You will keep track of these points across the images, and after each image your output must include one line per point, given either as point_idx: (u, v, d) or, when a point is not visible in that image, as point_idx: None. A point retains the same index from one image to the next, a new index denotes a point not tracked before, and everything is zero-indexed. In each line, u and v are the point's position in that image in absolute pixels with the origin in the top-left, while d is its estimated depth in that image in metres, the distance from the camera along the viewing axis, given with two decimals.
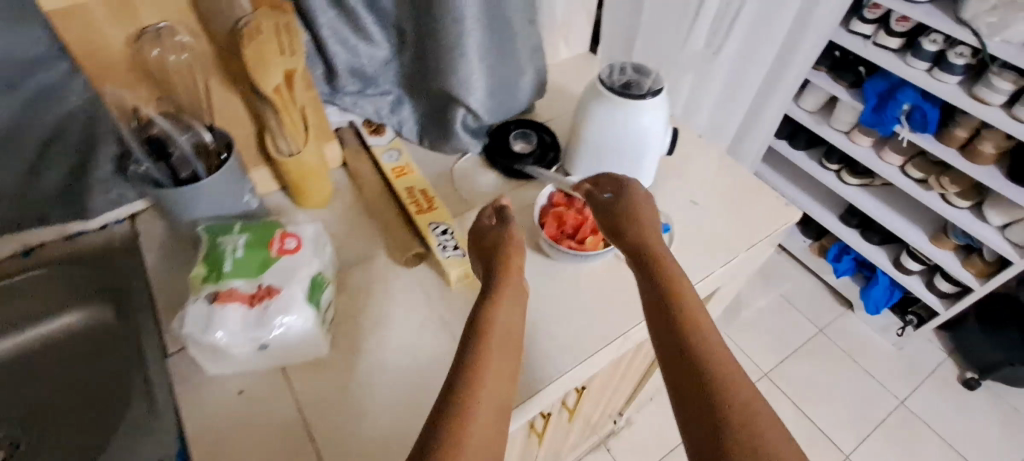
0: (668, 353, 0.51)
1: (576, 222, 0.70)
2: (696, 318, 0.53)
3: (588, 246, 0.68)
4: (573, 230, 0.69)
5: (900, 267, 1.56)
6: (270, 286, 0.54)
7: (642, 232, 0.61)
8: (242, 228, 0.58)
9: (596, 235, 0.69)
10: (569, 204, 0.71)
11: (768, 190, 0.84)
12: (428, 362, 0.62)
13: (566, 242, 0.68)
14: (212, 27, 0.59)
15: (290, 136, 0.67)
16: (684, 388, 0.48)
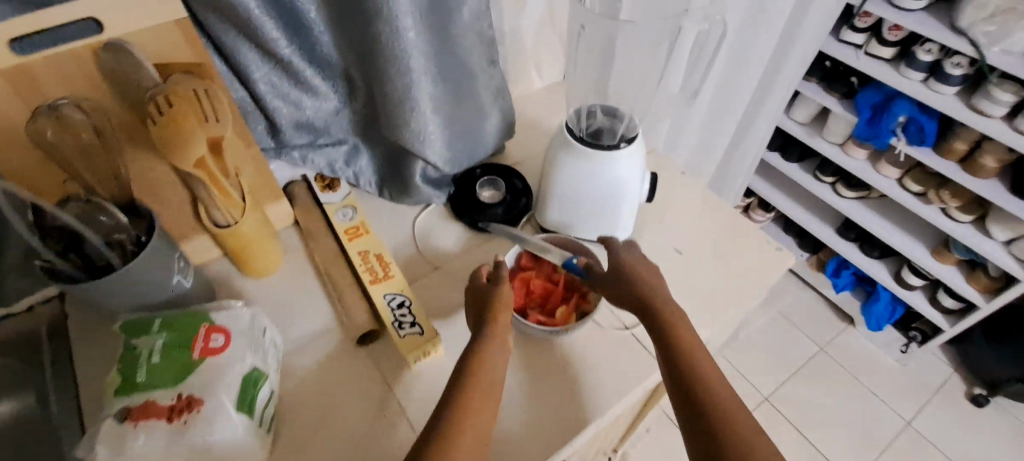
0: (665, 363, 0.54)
1: (545, 291, 0.64)
2: (697, 353, 0.54)
3: (559, 320, 0.62)
4: (542, 302, 0.64)
5: (901, 282, 1.49)
6: (191, 395, 0.48)
7: (638, 279, 0.59)
8: (163, 326, 0.51)
9: (567, 305, 0.63)
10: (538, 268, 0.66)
11: (760, 232, 0.77)
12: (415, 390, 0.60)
13: (535, 315, 0.63)
14: (126, 96, 0.53)
15: (224, 207, 0.60)
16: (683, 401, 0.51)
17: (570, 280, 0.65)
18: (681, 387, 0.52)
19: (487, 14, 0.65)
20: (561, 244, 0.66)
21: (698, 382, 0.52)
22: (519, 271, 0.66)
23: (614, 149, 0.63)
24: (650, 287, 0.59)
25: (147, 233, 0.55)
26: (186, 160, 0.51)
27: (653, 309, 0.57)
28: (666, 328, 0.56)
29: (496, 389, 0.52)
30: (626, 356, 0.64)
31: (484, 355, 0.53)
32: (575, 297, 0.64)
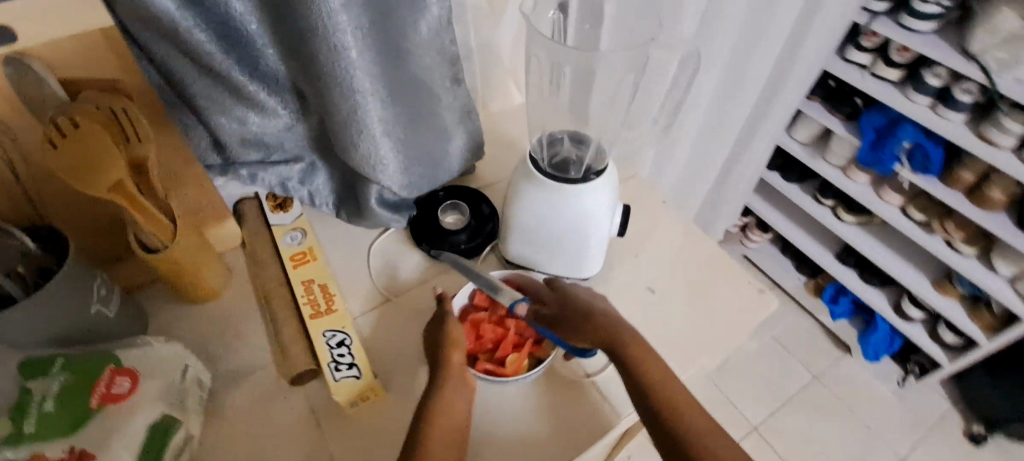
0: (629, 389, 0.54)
1: (496, 336, 0.60)
2: (657, 374, 0.53)
3: (508, 369, 0.58)
4: (493, 347, 0.60)
5: (900, 313, 1.43)
6: (84, 448, 0.44)
7: (598, 319, 0.57)
8: (63, 367, 0.46)
9: (519, 353, 0.59)
10: (491, 308, 0.61)
11: (742, 272, 0.71)
12: (349, 435, 0.56)
13: (483, 363, 0.58)
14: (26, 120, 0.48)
15: (151, 232, 0.55)
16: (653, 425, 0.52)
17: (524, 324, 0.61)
18: (655, 426, 0.51)
19: (448, 31, 0.59)
20: (516, 285, 0.62)
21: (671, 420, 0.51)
22: (471, 311, 0.62)
23: (580, 182, 0.58)
24: (610, 326, 0.56)
25: (57, 262, 0.51)
26: (96, 186, 0.47)
27: (619, 349, 0.55)
28: (638, 369, 0.54)
29: (434, 448, 0.47)
30: (583, 407, 0.59)
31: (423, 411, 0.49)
32: (528, 344, 0.59)
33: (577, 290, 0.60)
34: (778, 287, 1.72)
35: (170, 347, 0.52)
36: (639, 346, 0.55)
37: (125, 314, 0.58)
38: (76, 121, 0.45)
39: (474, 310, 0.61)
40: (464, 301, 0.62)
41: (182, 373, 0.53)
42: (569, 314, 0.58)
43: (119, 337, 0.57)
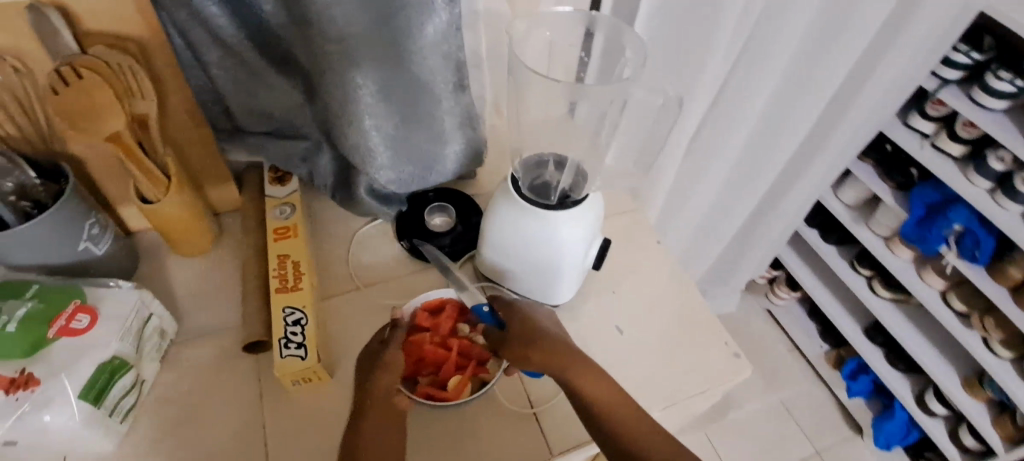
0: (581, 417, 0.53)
1: (438, 357, 0.60)
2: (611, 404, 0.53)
3: (451, 394, 0.58)
4: (435, 371, 0.60)
5: (922, 405, 1.33)
6: (32, 374, 0.48)
7: (544, 345, 0.56)
8: (34, 295, 0.51)
9: (462, 375, 0.59)
10: (433, 329, 0.62)
11: (720, 332, 0.67)
12: (288, 412, 0.57)
13: (424, 387, 0.59)
14: (41, 64, 0.52)
15: (146, 184, 0.58)
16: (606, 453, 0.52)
17: (466, 346, 0.61)
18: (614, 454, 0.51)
19: (455, 37, 0.60)
20: (458, 306, 0.63)
21: (630, 449, 0.51)
22: (413, 332, 0.61)
23: (555, 209, 0.56)
24: (557, 357, 0.55)
25: (53, 198, 0.56)
26: (94, 135, 0.51)
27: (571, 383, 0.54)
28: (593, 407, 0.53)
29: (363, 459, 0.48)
30: (518, 439, 0.58)
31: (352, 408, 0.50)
32: (471, 367, 0.60)
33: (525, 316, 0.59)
34: (797, 350, 1.62)
35: (138, 293, 0.55)
36: (590, 379, 0.54)
37: (114, 251, 0.62)
38: (79, 71, 0.49)
39: (416, 331, 0.61)
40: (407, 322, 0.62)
41: (145, 320, 0.56)
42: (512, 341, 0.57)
43: (107, 274, 0.62)
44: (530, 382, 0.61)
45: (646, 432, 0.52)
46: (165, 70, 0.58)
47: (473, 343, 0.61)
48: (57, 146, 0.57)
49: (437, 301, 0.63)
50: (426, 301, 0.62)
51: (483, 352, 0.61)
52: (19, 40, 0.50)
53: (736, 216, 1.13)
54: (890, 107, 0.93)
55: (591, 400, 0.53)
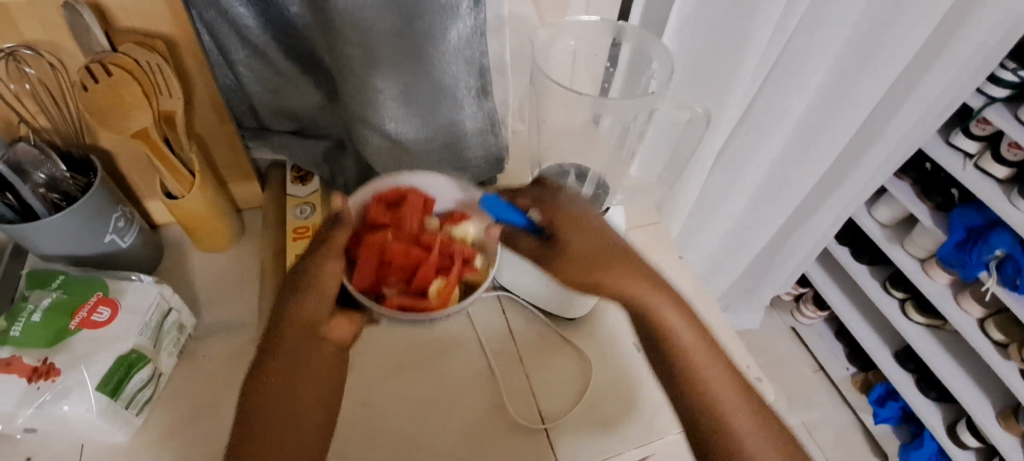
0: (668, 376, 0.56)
1: (409, 261, 0.53)
2: (709, 375, 0.56)
3: (433, 304, 0.52)
4: (406, 276, 0.53)
5: (953, 436, 1.27)
6: (54, 364, 0.49)
7: (621, 277, 0.56)
8: (61, 286, 0.53)
9: (444, 279, 0.52)
10: (394, 226, 0.54)
11: (741, 354, 0.65)
12: None
13: (396, 297, 0.52)
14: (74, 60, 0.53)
15: (171, 180, 0.59)
16: (692, 423, 0.55)
17: (443, 245, 0.53)
18: (687, 412, 0.55)
19: (480, 43, 0.58)
20: (422, 199, 0.55)
21: (722, 422, 0.54)
22: (367, 233, 0.54)
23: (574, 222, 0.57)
24: (636, 289, 0.56)
25: (81, 190, 0.57)
26: (120, 131, 0.53)
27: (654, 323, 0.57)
28: (685, 369, 0.56)
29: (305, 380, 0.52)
30: (525, 452, 0.57)
31: (302, 325, 0.53)
32: (455, 271, 0.53)
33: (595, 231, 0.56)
34: (823, 371, 1.57)
35: (159, 288, 0.55)
36: (673, 319, 0.57)
37: (140, 244, 0.63)
38: (108, 69, 0.50)
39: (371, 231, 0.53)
40: (357, 224, 0.55)
41: (165, 314, 0.56)
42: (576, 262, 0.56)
43: (132, 267, 0.63)
44: (541, 394, 0.60)
45: (735, 406, 0.55)
46: (194, 69, 0.58)
47: (452, 239, 0.54)
48: (89, 140, 0.59)
49: (392, 191, 0.56)
50: (380, 196, 0.55)
51: (466, 248, 0.54)
52: (54, 36, 0.51)
53: (764, 231, 1.10)
54: (931, 124, 0.89)
55: (689, 363, 0.56)
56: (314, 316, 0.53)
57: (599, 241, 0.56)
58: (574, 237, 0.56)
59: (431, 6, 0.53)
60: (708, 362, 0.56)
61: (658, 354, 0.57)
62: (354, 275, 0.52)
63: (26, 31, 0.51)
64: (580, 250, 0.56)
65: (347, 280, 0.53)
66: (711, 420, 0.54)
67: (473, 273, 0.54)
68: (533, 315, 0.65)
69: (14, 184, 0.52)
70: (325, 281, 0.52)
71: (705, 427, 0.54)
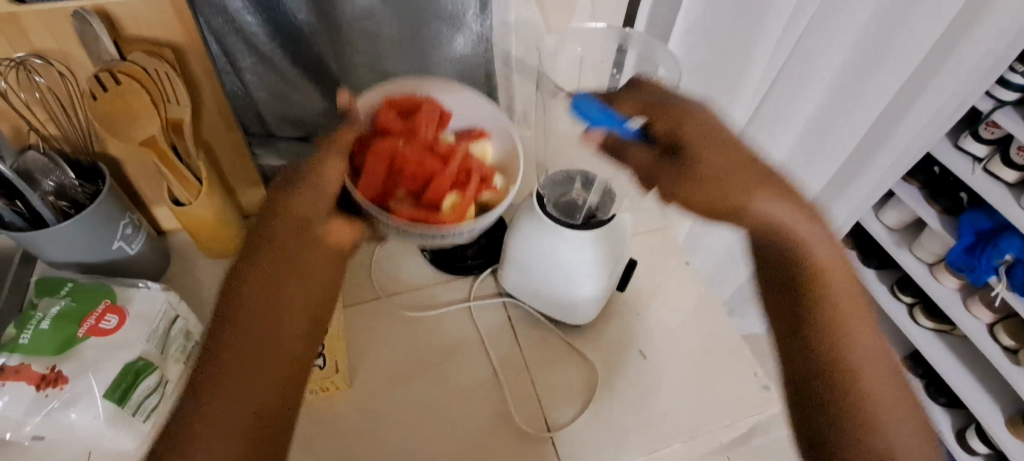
0: (791, 319, 0.49)
1: (424, 171, 0.51)
2: (853, 327, 0.48)
3: (447, 219, 0.51)
4: (418, 188, 0.51)
5: (962, 442, 1.26)
6: (62, 371, 0.49)
7: (757, 195, 0.49)
8: (69, 293, 0.53)
9: (461, 196, 0.51)
10: (408, 134, 0.52)
11: (748, 361, 0.65)
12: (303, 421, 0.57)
13: (407, 210, 0.51)
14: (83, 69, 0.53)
15: (178, 187, 0.59)
16: (816, 368, 0.47)
17: (460, 161, 0.53)
18: (812, 356, 0.47)
19: (484, 51, 0.62)
20: (437, 110, 0.54)
21: (854, 379, 0.46)
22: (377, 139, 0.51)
23: (581, 229, 0.55)
24: (779, 206, 0.49)
25: (90, 198, 0.58)
26: (127, 140, 0.52)
27: (795, 245, 0.49)
28: (824, 308, 0.48)
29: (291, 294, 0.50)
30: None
31: (300, 227, 0.50)
32: (472, 187, 0.52)
33: (719, 141, 0.50)
34: None
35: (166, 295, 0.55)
36: (825, 258, 0.49)
37: (147, 250, 0.63)
38: (117, 77, 0.51)
39: (382, 136, 0.51)
40: (364, 129, 0.52)
41: (172, 321, 0.56)
42: (708, 176, 0.50)
43: (139, 273, 0.64)
44: (546, 402, 0.60)
45: (885, 385, 0.46)
46: (201, 77, 0.58)
47: (469, 156, 0.54)
48: (97, 147, 0.59)
49: (404, 100, 0.54)
50: (392, 102, 0.53)
51: (483, 167, 0.53)
52: (64, 45, 0.52)
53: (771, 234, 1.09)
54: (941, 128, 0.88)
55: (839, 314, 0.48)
56: (307, 214, 0.50)
57: (724, 149, 0.50)
58: (704, 155, 0.49)
59: (437, 13, 0.57)
60: (845, 295, 0.49)
61: (790, 284, 0.50)
62: (363, 178, 0.50)
63: (38, 40, 0.51)
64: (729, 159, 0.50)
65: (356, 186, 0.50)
66: (839, 373, 0.46)
67: (488, 193, 0.53)
68: (539, 322, 0.65)
69: (24, 192, 0.52)
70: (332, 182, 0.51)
71: (835, 379, 0.46)
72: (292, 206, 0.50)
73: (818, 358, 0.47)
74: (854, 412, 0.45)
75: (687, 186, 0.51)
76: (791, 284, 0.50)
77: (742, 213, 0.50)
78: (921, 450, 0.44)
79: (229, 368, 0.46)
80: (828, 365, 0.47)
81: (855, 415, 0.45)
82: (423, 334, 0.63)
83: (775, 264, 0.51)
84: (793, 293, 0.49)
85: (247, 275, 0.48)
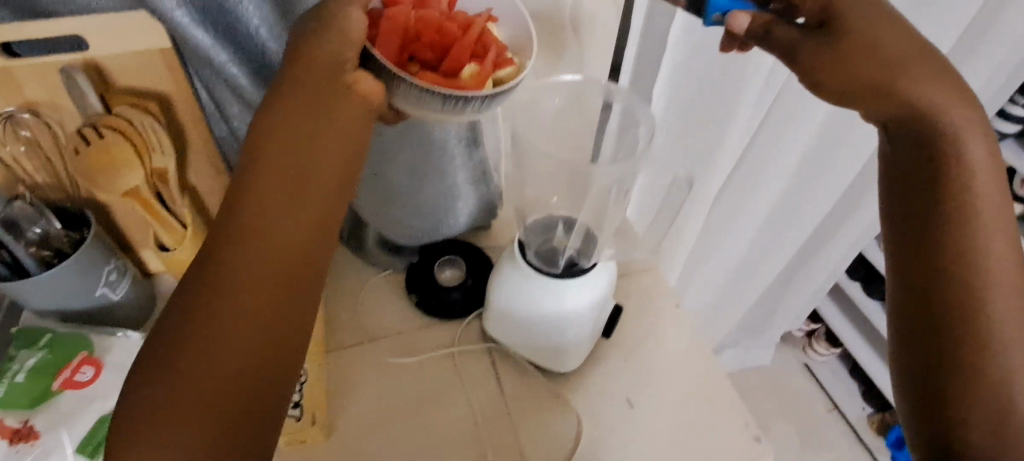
0: (934, 241, 0.47)
1: (442, 37, 0.49)
2: (994, 248, 0.46)
3: (468, 85, 0.47)
4: (435, 58, 0.49)
5: None
6: (34, 426, 0.49)
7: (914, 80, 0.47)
8: (47, 346, 0.53)
9: (479, 66, 0.49)
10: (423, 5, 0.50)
11: (740, 410, 0.63)
12: None
13: (427, 76, 0.47)
14: (71, 120, 0.55)
15: (162, 233, 0.59)
16: (946, 299, 0.46)
17: (475, 33, 0.50)
18: (947, 288, 0.46)
19: None
20: None
21: (985, 310, 0.45)
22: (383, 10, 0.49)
23: (565, 277, 0.56)
24: (933, 91, 0.47)
25: (74, 246, 0.58)
26: (111, 190, 0.54)
27: (967, 197, 0.46)
28: (969, 227, 0.46)
29: (266, 237, 0.40)
30: None
31: (298, 146, 0.42)
32: (490, 58, 0.49)
33: (897, 30, 0.48)
34: (838, 411, 1.51)
35: None
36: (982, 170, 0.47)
37: (132, 296, 0.63)
38: (100, 132, 0.52)
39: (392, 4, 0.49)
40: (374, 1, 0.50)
41: None
42: (862, 51, 0.48)
43: (122, 320, 0.63)
44: (528, 453, 0.59)
45: (1014, 307, 0.45)
46: (189, 124, 0.59)
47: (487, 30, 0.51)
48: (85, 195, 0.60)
49: None
50: None
51: (502, 45, 0.51)
52: (53, 97, 0.53)
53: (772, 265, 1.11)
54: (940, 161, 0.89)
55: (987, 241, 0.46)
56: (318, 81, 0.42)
57: (903, 43, 0.48)
58: (874, 17, 0.48)
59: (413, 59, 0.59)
60: (1005, 277, 0.46)
61: (930, 250, 0.47)
62: (376, 41, 0.46)
63: (29, 92, 0.53)
64: (885, 60, 0.48)
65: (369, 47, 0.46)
66: (970, 305, 0.45)
67: (507, 66, 0.50)
68: (525, 369, 0.64)
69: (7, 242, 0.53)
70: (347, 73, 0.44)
71: (964, 308, 0.45)
72: (283, 120, 0.42)
73: (936, 333, 0.46)
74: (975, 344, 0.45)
75: (836, 69, 0.48)
76: (928, 265, 0.47)
77: (899, 102, 0.48)
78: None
79: (187, 324, 0.38)
80: (956, 341, 0.45)
81: (975, 400, 0.44)
82: (410, 379, 0.63)
83: (933, 226, 0.47)
84: (931, 258, 0.47)
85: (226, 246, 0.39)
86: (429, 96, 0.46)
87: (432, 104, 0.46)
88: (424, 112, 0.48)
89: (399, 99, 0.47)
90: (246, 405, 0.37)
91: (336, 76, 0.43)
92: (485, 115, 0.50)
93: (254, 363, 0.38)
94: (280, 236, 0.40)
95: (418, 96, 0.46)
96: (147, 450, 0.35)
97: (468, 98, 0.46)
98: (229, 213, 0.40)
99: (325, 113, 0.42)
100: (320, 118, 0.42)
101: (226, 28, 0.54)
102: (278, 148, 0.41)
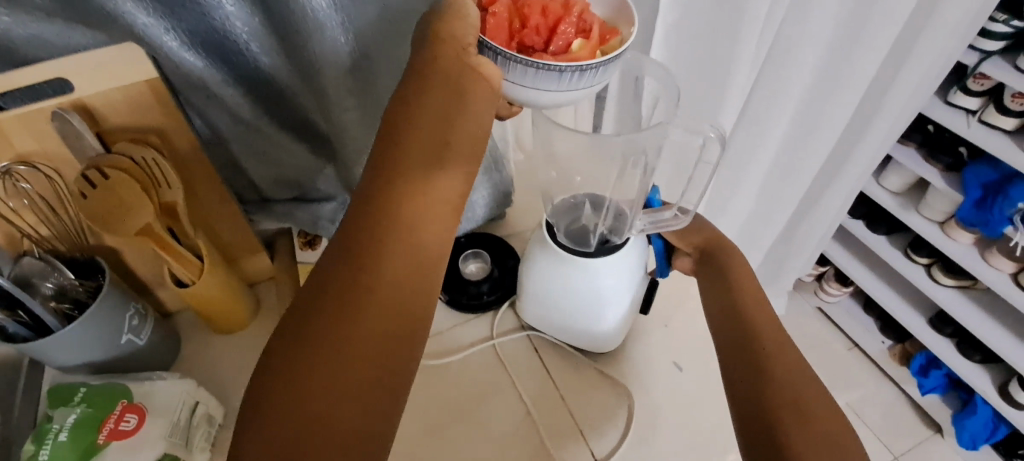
0: (719, 300, 0.56)
1: (548, 19, 0.45)
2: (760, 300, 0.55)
3: (582, 56, 0.43)
4: (543, 43, 0.45)
5: (1006, 397, 1.21)
6: None
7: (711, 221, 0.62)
8: (83, 399, 0.51)
9: (586, 39, 0.44)
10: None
11: None
12: None
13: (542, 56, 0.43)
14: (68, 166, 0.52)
15: (180, 268, 0.56)
16: (728, 344, 0.53)
17: (577, 10, 0.46)
18: (727, 332, 0.53)
19: None
20: None
21: (759, 347, 0.50)
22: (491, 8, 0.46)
23: (595, 256, 0.54)
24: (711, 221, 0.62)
25: (91, 296, 0.55)
26: (123, 232, 0.50)
27: (735, 260, 0.58)
28: (736, 291, 0.56)
29: (394, 246, 0.40)
30: None
31: (423, 127, 0.42)
32: (596, 32, 0.45)
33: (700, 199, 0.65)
34: (858, 348, 1.53)
35: (183, 383, 0.55)
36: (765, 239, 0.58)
37: (156, 338, 0.61)
38: (105, 172, 0.49)
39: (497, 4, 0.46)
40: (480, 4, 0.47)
41: (190, 410, 0.55)
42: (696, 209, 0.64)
43: (149, 364, 0.61)
44: (589, 435, 0.58)
45: (788, 349, 0.50)
46: (189, 153, 0.56)
47: (587, 7, 0.47)
48: (93, 241, 0.57)
49: None
50: None
51: (602, 18, 0.46)
52: (44, 144, 0.50)
53: (789, 197, 1.13)
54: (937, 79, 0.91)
55: (751, 289, 0.56)
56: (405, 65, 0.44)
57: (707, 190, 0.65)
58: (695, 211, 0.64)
59: (392, 55, 0.57)
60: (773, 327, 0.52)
61: (724, 300, 0.56)
62: (493, 38, 0.44)
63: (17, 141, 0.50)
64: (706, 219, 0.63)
65: (481, 35, 0.44)
66: (745, 343, 0.51)
67: (613, 39, 0.45)
68: (568, 351, 0.63)
69: (24, 301, 0.50)
70: (452, 56, 0.43)
71: (742, 349, 0.51)
72: (401, 100, 0.43)
73: (751, 388, 0.48)
74: (768, 373, 0.48)
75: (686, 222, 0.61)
76: (724, 304, 0.55)
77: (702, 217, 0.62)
78: (836, 417, 0.46)
79: (318, 316, 0.38)
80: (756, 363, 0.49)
81: (807, 421, 0.45)
82: (442, 385, 0.61)
83: (722, 287, 0.57)
84: (736, 337, 0.52)
85: (359, 230, 0.40)
86: (549, 76, 0.42)
87: (551, 83, 0.43)
88: (541, 93, 0.44)
89: (514, 85, 0.44)
90: (384, 394, 0.38)
91: (436, 64, 0.43)
92: (596, 91, 0.46)
93: (387, 350, 0.38)
94: (411, 243, 0.40)
95: (535, 75, 0.43)
96: (281, 444, 0.35)
97: (583, 67, 0.42)
98: (361, 200, 0.41)
99: (450, 78, 0.42)
100: (449, 124, 0.42)
101: (219, 49, 0.52)
102: (404, 122, 0.42)
